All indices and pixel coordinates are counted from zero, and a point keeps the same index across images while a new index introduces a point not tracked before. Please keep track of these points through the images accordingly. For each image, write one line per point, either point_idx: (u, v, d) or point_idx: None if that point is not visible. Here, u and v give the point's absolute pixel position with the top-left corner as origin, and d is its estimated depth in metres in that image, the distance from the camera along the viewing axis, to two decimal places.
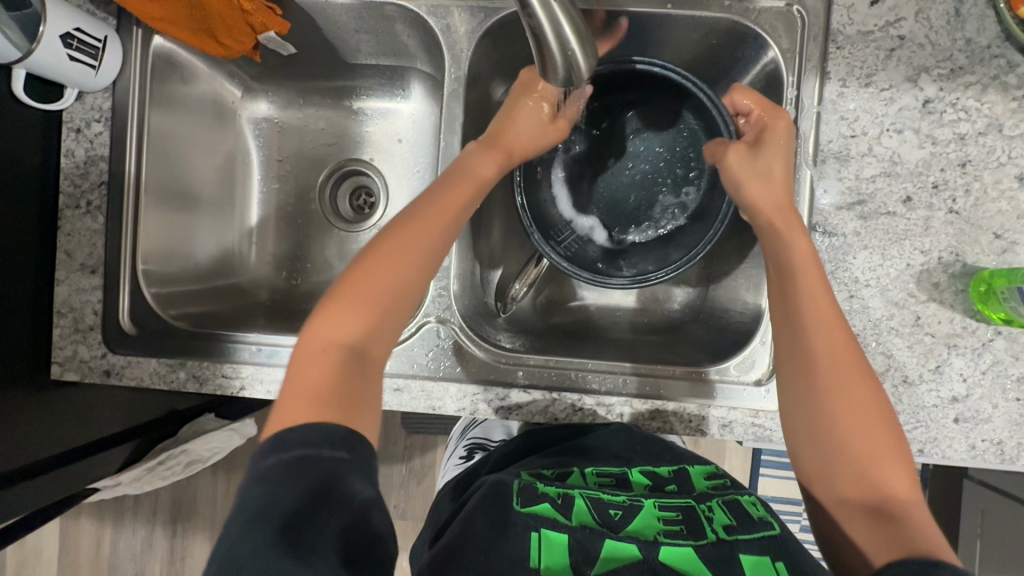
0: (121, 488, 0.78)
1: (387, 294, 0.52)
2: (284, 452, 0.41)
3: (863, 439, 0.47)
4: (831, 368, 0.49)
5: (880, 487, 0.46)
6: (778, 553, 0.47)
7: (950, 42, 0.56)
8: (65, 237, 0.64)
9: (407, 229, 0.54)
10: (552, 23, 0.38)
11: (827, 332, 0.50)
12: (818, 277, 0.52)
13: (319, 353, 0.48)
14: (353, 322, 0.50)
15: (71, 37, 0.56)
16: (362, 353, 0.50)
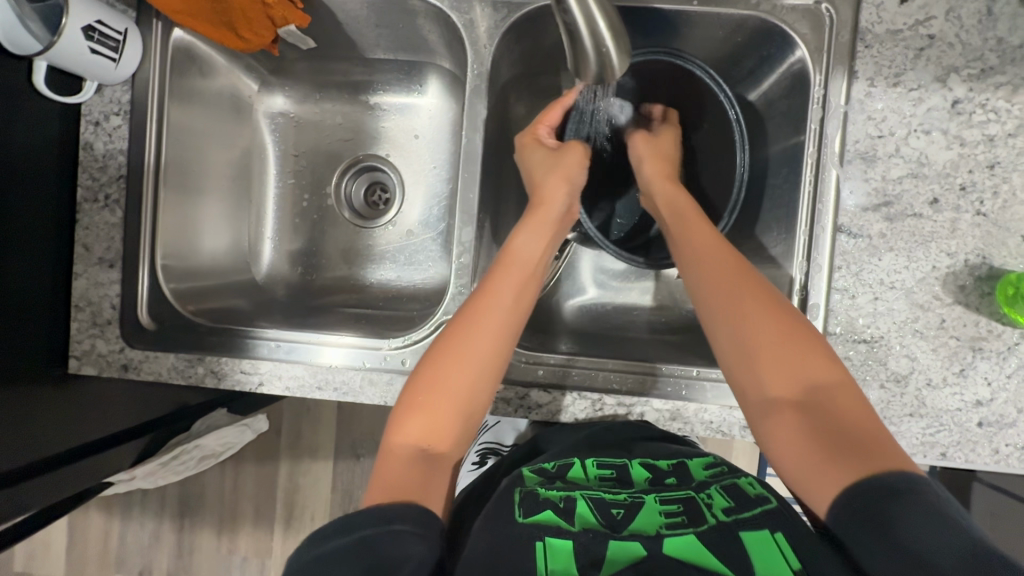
0: (135, 482, 0.78)
1: (450, 386, 0.52)
2: (345, 533, 0.42)
3: (791, 363, 0.49)
4: (728, 307, 0.52)
5: (804, 396, 0.48)
6: (777, 524, 0.45)
7: (981, 42, 0.55)
8: (83, 231, 0.64)
9: (461, 318, 0.54)
10: (586, 18, 0.38)
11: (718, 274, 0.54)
12: (707, 239, 0.56)
13: (390, 457, 0.49)
14: (420, 420, 0.51)
15: (92, 30, 0.55)
16: (434, 432, 0.51)
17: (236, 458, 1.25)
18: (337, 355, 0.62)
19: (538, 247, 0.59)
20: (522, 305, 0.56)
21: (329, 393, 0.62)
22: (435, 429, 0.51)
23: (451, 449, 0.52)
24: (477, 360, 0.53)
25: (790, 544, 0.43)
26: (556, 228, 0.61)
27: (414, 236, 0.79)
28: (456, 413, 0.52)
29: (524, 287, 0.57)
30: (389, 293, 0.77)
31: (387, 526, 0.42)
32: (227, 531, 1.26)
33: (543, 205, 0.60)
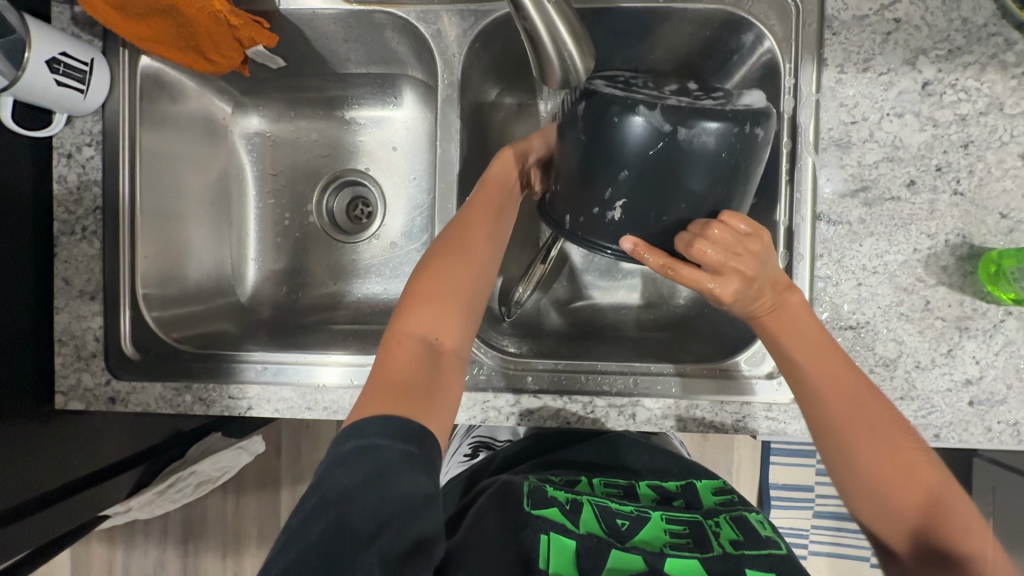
0: (132, 513, 0.78)
1: (451, 293, 0.54)
2: (360, 438, 0.45)
3: (912, 485, 0.49)
4: (854, 438, 0.50)
5: (923, 506, 0.49)
6: (784, 567, 0.48)
7: (947, 23, 0.56)
8: (63, 265, 0.63)
9: (450, 242, 0.56)
10: (547, 25, 0.38)
11: (848, 407, 0.50)
12: (831, 361, 0.50)
13: (393, 347, 0.52)
14: (419, 319, 0.53)
15: (57, 62, 0.55)
16: (433, 348, 0.52)
17: (237, 481, 1.24)
18: (328, 374, 0.62)
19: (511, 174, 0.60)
20: (506, 222, 0.59)
21: (320, 413, 0.62)
22: (437, 325, 0.53)
23: (451, 350, 0.53)
24: (473, 276, 0.55)
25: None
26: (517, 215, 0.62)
27: (398, 248, 0.78)
28: (455, 312, 0.54)
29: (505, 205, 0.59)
30: (376, 307, 0.77)
31: (394, 448, 0.44)
32: (231, 554, 1.25)
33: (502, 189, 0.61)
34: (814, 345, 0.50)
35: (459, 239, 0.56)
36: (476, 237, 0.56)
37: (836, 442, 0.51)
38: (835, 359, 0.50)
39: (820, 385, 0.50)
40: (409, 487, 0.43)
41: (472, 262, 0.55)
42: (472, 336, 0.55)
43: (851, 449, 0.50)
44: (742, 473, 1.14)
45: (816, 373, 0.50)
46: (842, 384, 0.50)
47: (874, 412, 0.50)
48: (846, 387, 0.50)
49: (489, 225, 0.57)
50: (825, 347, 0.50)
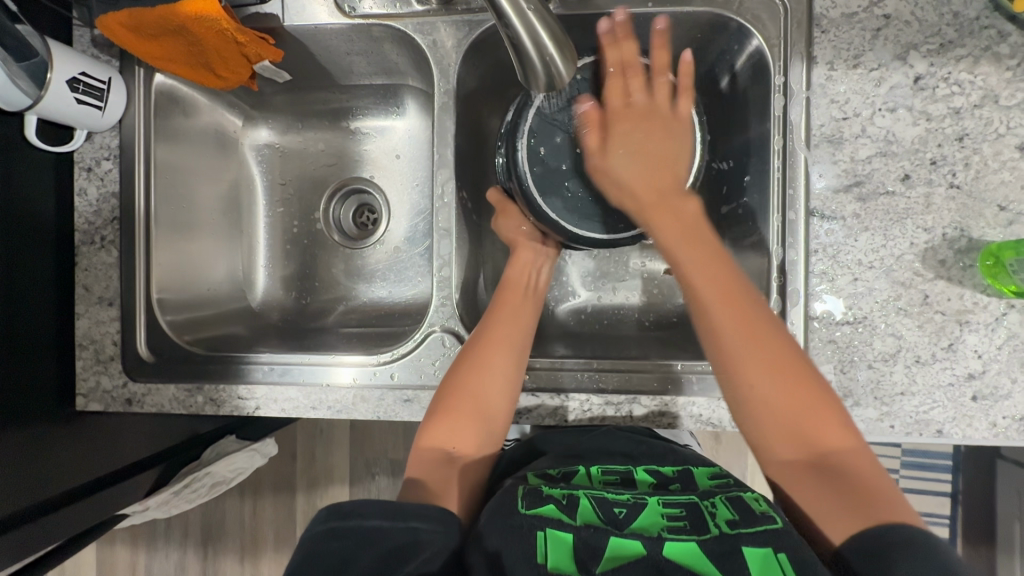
0: (150, 513, 0.80)
1: (470, 403, 0.58)
2: (362, 517, 0.48)
3: (809, 425, 0.51)
4: (750, 347, 0.52)
5: (816, 453, 0.51)
6: (780, 544, 0.47)
7: (937, 17, 0.56)
8: (83, 272, 0.67)
9: (472, 350, 0.60)
10: (529, 32, 0.40)
11: (753, 333, 0.52)
12: (733, 289, 0.53)
13: (418, 456, 0.59)
14: (441, 428, 0.58)
15: (77, 82, 0.59)
16: (454, 451, 0.58)
17: (254, 485, 1.26)
18: (330, 374, 0.64)
19: (526, 271, 0.66)
20: (527, 324, 0.63)
21: (324, 412, 0.63)
22: (459, 434, 0.59)
23: (472, 451, 0.59)
24: (492, 384, 0.59)
25: (793, 564, 0.46)
26: (532, 301, 0.65)
27: (402, 252, 0.81)
28: (476, 421, 0.59)
29: (523, 320, 0.63)
30: (381, 310, 0.79)
31: (401, 521, 0.48)
32: (248, 558, 1.27)
33: (513, 284, 0.65)
34: (693, 244, 0.55)
35: (485, 351, 0.59)
36: (502, 349, 0.60)
37: (714, 339, 0.53)
38: (726, 274, 0.54)
39: (738, 343, 0.52)
40: (423, 541, 0.48)
41: (498, 377, 0.59)
42: (493, 443, 0.60)
43: (741, 375, 0.52)
44: (756, 477, 1.13)
45: (716, 296, 0.53)
46: (743, 314, 0.53)
47: (772, 336, 0.52)
48: (738, 301, 0.53)
49: (509, 330, 0.61)
50: (651, 187, 0.57)
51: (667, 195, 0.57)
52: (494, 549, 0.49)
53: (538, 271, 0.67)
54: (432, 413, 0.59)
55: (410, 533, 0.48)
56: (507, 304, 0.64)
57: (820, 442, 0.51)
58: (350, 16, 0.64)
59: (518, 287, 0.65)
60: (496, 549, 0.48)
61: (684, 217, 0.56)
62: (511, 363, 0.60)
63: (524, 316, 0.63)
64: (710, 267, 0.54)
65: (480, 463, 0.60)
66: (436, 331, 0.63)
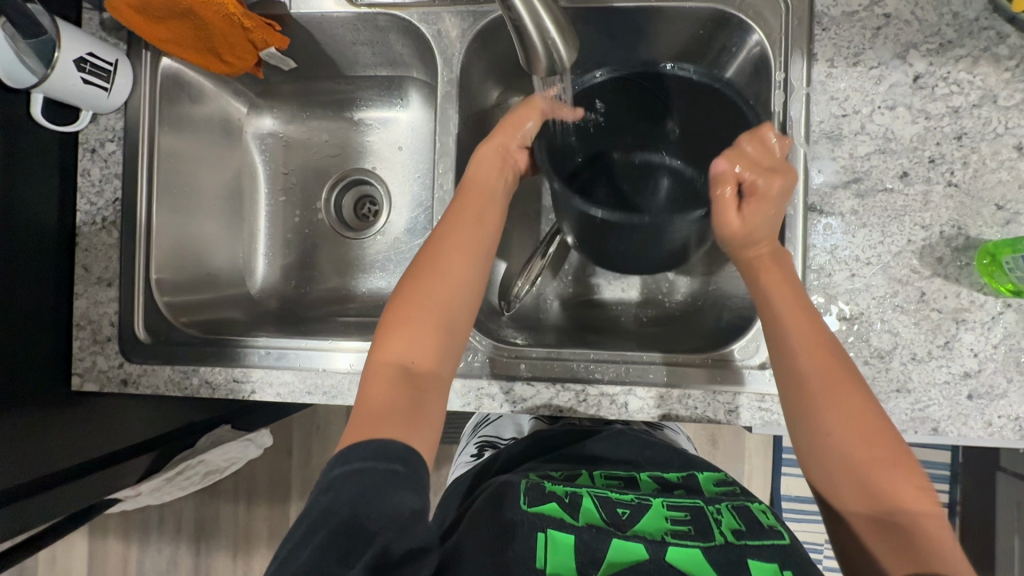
0: (142, 498, 0.80)
1: (428, 314, 0.54)
2: (346, 465, 0.45)
3: (874, 467, 0.47)
4: (829, 378, 0.49)
5: (888, 504, 0.46)
6: (787, 562, 0.48)
7: (937, 18, 0.56)
8: (83, 253, 0.67)
9: (425, 258, 0.56)
10: (531, 14, 0.40)
11: (826, 373, 0.49)
12: (803, 307, 0.52)
13: (373, 375, 0.52)
14: (393, 345, 0.53)
15: (84, 62, 0.59)
16: (413, 367, 0.52)
17: (248, 479, 1.26)
18: (329, 359, 0.64)
19: (492, 172, 0.61)
20: (488, 222, 0.59)
21: (319, 397, 0.63)
22: (413, 346, 0.53)
23: (431, 366, 0.53)
24: (452, 295, 0.55)
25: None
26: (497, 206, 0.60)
27: (402, 243, 0.81)
28: (436, 329, 0.54)
29: (484, 219, 0.58)
30: (380, 300, 0.79)
31: (383, 462, 0.45)
32: (241, 553, 1.26)
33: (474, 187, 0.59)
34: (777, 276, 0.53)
35: (441, 250, 0.56)
36: (459, 249, 0.56)
37: (790, 362, 0.50)
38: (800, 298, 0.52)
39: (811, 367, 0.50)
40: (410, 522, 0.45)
41: (456, 274, 0.56)
42: (452, 357, 0.55)
43: (814, 401, 0.49)
44: (753, 482, 1.12)
45: (789, 312, 0.51)
46: (821, 346, 0.50)
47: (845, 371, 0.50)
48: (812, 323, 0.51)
49: (466, 230, 0.57)
50: (768, 230, 0.55)
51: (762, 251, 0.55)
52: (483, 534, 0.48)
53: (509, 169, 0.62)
54: (385, 325, 0.54)
55: (389, 477, 0.44)
56: (467, 203, 0.59)
57: (893, 489, 0.46)
58: (356, 5, 0.64)
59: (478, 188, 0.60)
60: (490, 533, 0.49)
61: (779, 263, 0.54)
62: (469, 261, 0.57)
63: (484, 216, 0.59)
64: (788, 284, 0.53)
65: (442, 383, 0.54)
66: None
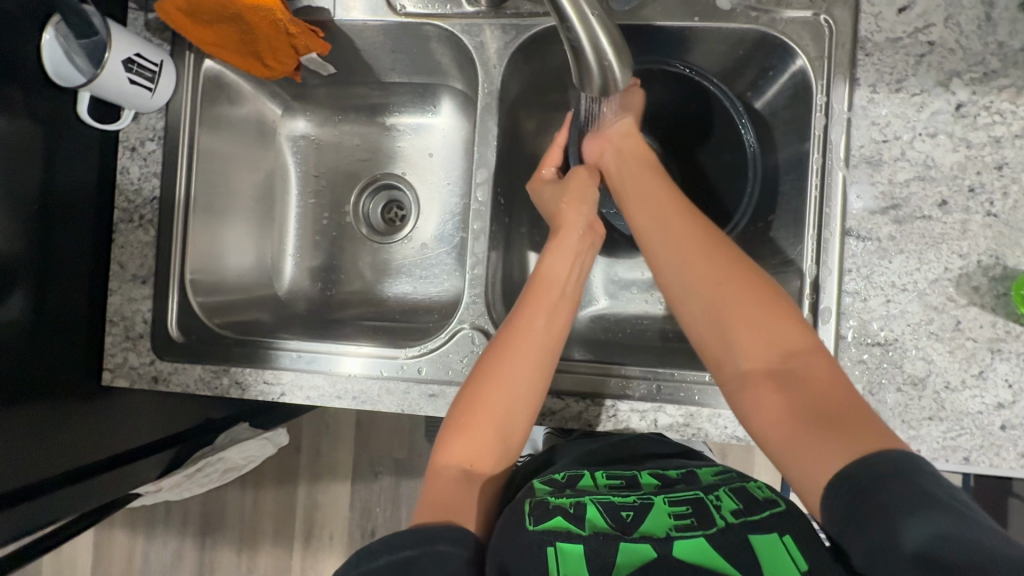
0: (162, 494, 0.81)
1: (492, 423, 0.55)
2: (393, 552, 0.46)
3: (788, 364, 0.49)
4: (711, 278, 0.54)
5: (803, 392, 0.47)
6: (786, 528, 0.47)
7: (981, 47, 0.56)
8: (119, 249, 0.68)
9: (495, 360, 0.57)
10: (589, 36, 0.41)
11: (709, 275, 0.54)
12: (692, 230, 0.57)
13: (436, 473, 0.55)
14: (462, 444, 0.55)
15: (132, 62, 0.60)
16: (473, 471, 0.55)
17: (257, 475, 1.26)
18: (336, 362, 0.64)
19: (565, 272, 0.62)
20: (563, 326, 0.60)
21: (348, 402, 0.64)
22: (476, 452, 0.55)
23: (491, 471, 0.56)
24: (519, 404, 0.56)
25: (798, 547, 0.45)
26: (563, 305, 0.61)
27: (429, 249, 0.81)
28: (497, 437, 0.56)
29: (554, 323, 0.59)
30: (406, 306, 0.79)
31: (427, 546, 0.46)
32: (246, 549, 1.27)
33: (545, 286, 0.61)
34: (673, 202, 0.59)
35: (512, 355, 0.57)
36: (529, 353, 0.57)
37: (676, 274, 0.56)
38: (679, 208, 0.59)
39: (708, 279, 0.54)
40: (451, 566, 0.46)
41: (525, 383, 0.56)
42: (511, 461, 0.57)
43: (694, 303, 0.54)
44: None
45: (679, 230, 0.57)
46: (711, 252, 0.55)
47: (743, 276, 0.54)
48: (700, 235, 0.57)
49: (539, 332, 0.58)
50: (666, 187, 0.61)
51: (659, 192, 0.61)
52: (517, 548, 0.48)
53: (579, 264, 0.63)
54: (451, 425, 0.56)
55: (438, 558, 0.46)
56: (536, 302, 0.60)
57: (808, 380, 0.47)
58: (398, 14, 0.65)
59: (551, 290, 0.61)
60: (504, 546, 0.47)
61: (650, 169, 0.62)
62: (539, 365, 0.57)
63: (552, 315, 0.59)
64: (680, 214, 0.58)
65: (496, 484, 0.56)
66: (465, 329, 0.64)
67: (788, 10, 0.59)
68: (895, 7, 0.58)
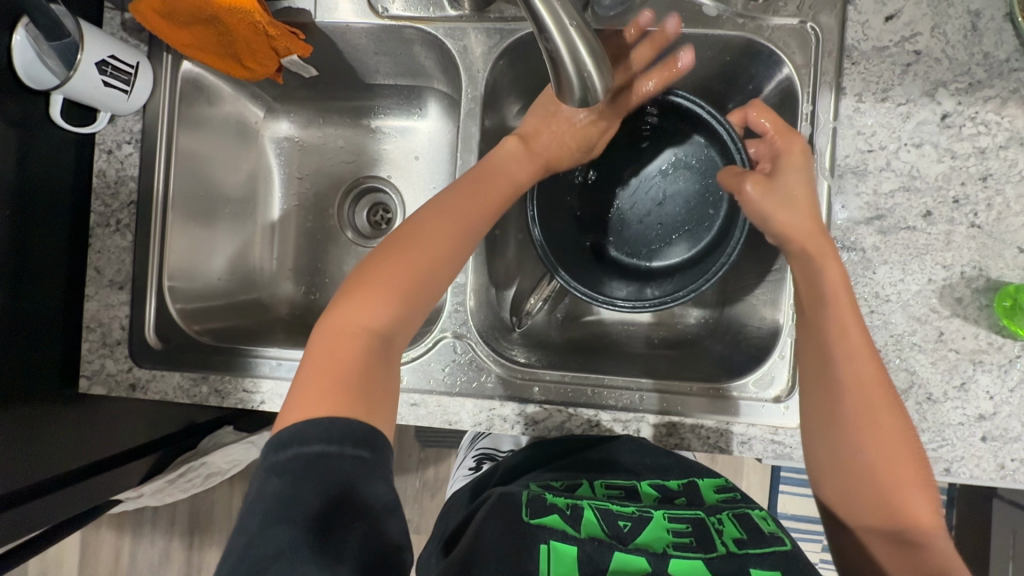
0: (143, 499, 0.80)
1: (405, 274, 0.52)
2: (303, 445, 0.41)
3: (896, 488, 0.47)
4: (862, 374, 0.49)
5: (901, 519, 0.46)
6: (789, 567, 0.46)
7: (968, 57, 0.56)
8: (96, 254, 0.67)
9: (413, 227, 0.55)
10: (568, 46, 0.40)
11: (864, 382, 0.49)
12: (849, 306, 0.51)
13: (334, 339, 0.49)
14: (344, 314, 0.50)
15: (105, 64, 0.59)
16: (386, 340, 0.51)
17: (244, 476, 1.25)
18: None
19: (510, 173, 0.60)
20: (478, 228, 0.57)
21: None
22: (377, 311, 0.51)
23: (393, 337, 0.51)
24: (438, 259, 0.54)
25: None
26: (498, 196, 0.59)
27: None
28: (409, 288, 0.52)
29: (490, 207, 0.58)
30: None
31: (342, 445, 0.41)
32: None
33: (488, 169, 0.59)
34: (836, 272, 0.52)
35: (431, 218, 0.55)
36: (458, 217, 0.56)
37: (830, 370, 0.51)
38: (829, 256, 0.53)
39: (845, 366, 0.50)
40: None
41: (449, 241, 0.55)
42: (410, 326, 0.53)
43: (845, 400, 0.49)
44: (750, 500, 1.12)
45: (842, 304, 0.51)
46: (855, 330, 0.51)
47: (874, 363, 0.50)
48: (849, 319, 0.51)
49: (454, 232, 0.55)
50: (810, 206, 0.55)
51: (818, 238, 0.53)
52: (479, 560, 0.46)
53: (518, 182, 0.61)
54: (350, 289, 0.52)
55: None
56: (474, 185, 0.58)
57: (905, 503, 0.47)
58: (382, 17, 0.64)
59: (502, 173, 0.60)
60: (481, 557, 0.46)
61: (797, 206, 0.54)
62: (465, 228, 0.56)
63: (489, 203, 0.58)
64: (835, 269, 0.52)
65: None
66: (447, 337, 0.64)
67: (776, 18, 0.58)
68: (882, 15, 0.57)
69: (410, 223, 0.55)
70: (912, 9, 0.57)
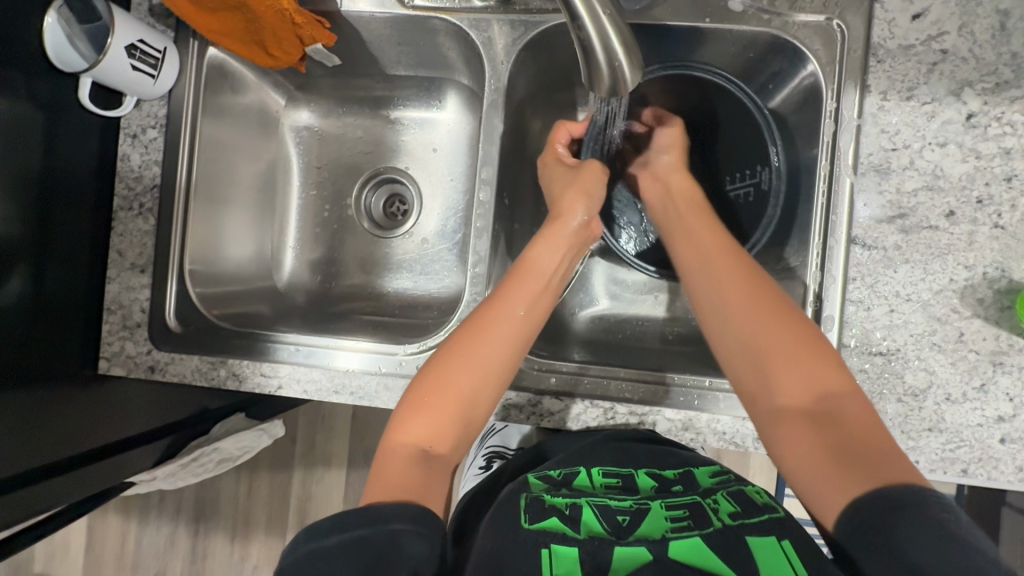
0: (156, 483, 0.80)
1: (463, 382, 0.54)
2: (346, 530, 0.42)
3: (815, 395, 0.48)
4: (749, 306, 0.52)
5: (834, 424, 0.47)
6: (782, 532, 0.47)
7: (995, 57, 0.56)
8: (118, 237, 0.67)
9: (469, 327, 0.56)
10: (600, 35, 0.40)
11: (757, 314, 0.52)
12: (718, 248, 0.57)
13: (397, 452, 0.51)
14: (418, 423, 0.53)
15: (135, 48, 0.59)
16: (444, 449, 0.52)
17: (251, 465, 1.26)
18: (333, 357, 0.64)
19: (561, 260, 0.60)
20: (535, 315, 0.58)
21: (346, 397, 0.63)
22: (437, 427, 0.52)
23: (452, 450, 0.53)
24: (495, 362, 0.55)
25: (801, 555, 0.44)
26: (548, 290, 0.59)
27: (430, 244, 0.81)
28: (467, 396, 0.54)
29: (537, 299, 0.58)
30: (405, 301, 0.79)
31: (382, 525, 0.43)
32: (239, 538, 1.27)
33: (540, 266, 0.59)
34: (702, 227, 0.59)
35: (481, 319, 0.56)
36: (508, 317, 0.56)
37: (722, 312, 0.54)
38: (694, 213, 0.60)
39: (736, 299, 0.53)
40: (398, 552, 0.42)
41: (503, 341, 0.55)
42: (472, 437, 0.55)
43: (738, 328, 0.52)
44: None
45: (712, 251, 0.57)
46: (731, 266, 0.55)
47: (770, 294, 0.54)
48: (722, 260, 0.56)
49: (505, 327, 0.56)
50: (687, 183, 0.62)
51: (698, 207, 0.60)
52: (496, 549, 0.47)
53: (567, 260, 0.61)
54: (412, 403, 0.54)
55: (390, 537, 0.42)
56: (520, 281, 0.58)
57: (829, 408, 0.47)
58: (406, 6, 0.64)
59: (547, 271, 0.59)
60: (498, 550, 0.46)
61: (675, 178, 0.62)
62: (518, 331, 0.56)
63: (538, 297, 0.58)
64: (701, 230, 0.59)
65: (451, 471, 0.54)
66: None
67: (801, 14, 0.58)
68: (909, 13, 0.57)
69: (468, 321, 0.57)
70: (940, 8, 0.57)
